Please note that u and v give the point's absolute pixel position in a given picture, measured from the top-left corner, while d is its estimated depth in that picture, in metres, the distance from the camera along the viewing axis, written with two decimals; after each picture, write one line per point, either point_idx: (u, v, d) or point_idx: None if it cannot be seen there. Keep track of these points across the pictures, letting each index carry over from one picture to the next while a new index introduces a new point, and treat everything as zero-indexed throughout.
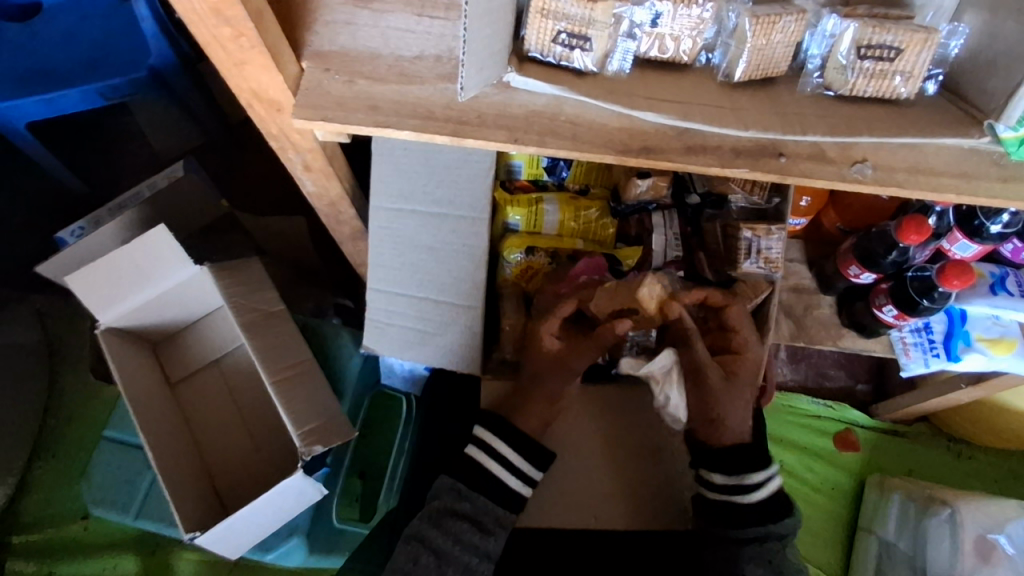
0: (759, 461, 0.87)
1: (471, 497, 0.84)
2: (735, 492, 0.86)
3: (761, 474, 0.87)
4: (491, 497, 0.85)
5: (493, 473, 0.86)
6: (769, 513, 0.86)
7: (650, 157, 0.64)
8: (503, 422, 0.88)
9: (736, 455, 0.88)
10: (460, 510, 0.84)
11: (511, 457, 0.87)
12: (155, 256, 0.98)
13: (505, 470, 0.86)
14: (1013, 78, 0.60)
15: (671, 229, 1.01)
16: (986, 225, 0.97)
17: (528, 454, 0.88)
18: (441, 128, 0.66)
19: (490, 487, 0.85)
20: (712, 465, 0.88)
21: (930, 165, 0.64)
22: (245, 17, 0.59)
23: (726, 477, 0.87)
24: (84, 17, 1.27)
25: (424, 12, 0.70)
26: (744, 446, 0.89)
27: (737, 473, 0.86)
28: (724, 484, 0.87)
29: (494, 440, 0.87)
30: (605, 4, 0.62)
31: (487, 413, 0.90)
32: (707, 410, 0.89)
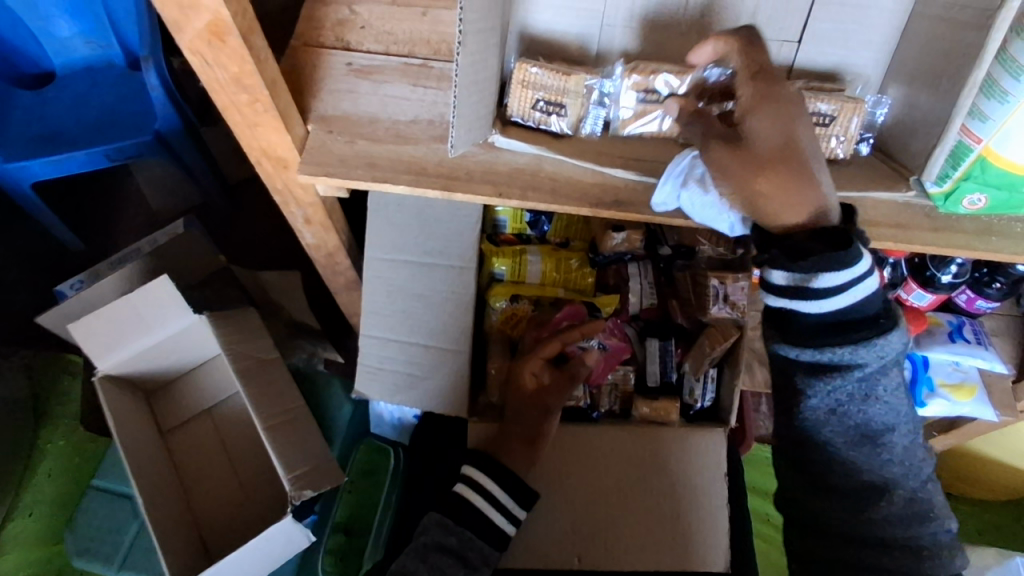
0: (827, 242, 0.61)
1: (458, 532, 0.86)
2: None
3: None
4: (477, 533, 0.87)
5: (479, 508, 0.88)
6: None
7: (621, 210, 0.71)
8: (491, 459, 0.91)
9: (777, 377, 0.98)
10: (447, 545, 0.85)
11: (497, 494, 0.89)
12: (157, 304, 1.03)
13: (491, 506, 0.89)
14: (930, 140, 0.69)
15: (646, 279, 1.10)
16: (938, 275, 1.05)
17: (511, 491, 0.90)
18: (433, 183, 0.73)
19: (477, 524, 0.87)
20: None
21: (870, 216, 0.71)
22: (262, 85, 0.67)
23: (790, 277, 0.61)
24: (98, 85, 1.38)
25: (418, 82, 0.81)
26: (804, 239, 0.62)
27: (802, 273, 0.61)
28: None
29: (482, 478, 0.89)
30: (577, 76, 0.72)
31: (477, 453, 0.93)
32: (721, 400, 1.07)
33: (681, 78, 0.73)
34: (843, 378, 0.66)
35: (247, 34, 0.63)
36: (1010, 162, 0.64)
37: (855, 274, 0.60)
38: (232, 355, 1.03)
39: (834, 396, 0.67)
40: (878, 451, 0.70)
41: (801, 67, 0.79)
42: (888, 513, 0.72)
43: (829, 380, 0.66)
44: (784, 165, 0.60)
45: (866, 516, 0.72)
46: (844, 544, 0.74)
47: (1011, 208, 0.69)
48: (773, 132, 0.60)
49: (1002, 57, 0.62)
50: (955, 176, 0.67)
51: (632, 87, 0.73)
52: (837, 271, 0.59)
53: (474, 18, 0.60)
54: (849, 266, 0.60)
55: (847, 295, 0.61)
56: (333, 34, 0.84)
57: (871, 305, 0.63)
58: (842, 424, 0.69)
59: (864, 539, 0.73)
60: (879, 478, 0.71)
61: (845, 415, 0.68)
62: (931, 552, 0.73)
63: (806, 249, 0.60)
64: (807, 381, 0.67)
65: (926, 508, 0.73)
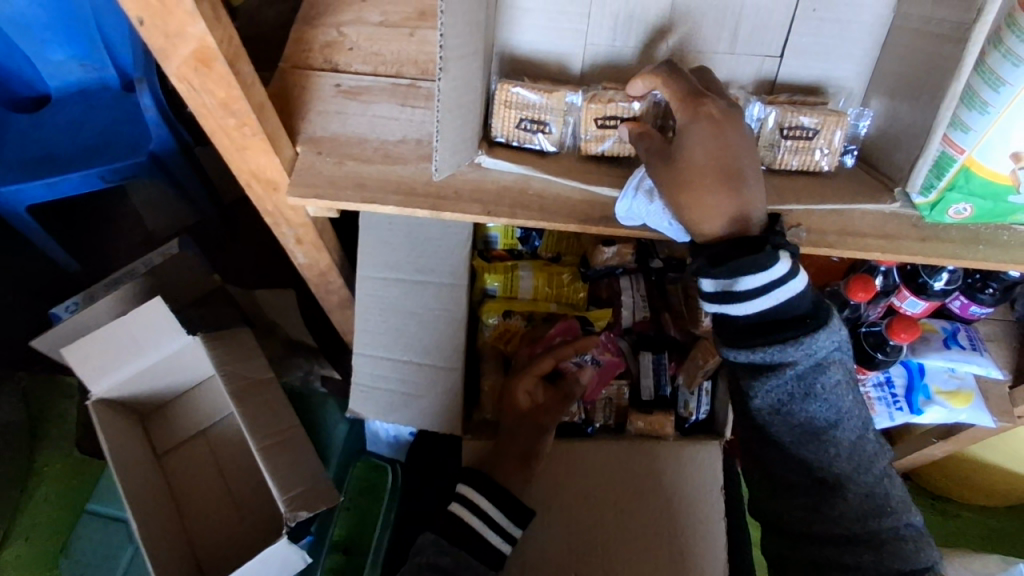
0: (749, 247, 0.64)
1: (451, 552, 0.84)
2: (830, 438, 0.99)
3: None
4: (471, 553, 0.85)
5: (473, 527, 0.87)
6: None
7: (610, 226, 0.71)
8: (484, 477, 0.91)
9: None
10: (440, 565, 0.83)
11: (491, 512, 0.89)
12: (150, 326, 1.03)
13: (486, 526, 0.88)
14: (913, 151, 0.70)
15: (638, 292, 1.10)
16: (929, 282, 1.05)
17: (505, 509, 0.90)
18: (421, 202, 0.73)
19: (471, 543, 0.86)
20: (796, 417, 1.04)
21: (857, 228, 0.71)
22: (249, 109, 0.67)
23: (716, 283, 0.66)
24: (92, 108, 1.39)
25: (406, 102, 0.81)
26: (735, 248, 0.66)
27: (724, 278, 0.65)
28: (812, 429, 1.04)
29: (476, 496, 0.89)
30: (559, 94, 0.73)
31: (471, 471, 0.92)
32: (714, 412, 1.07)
33: (636, 103, 0.72)
34: (779, 378, 0.68)
35: (233, 59, 0.63)
36: (993, 171, 0.64)
37: (773, 275, 0.63)
38: (226, 376, 1.03)
39: (775, 395, 0.70)
40: (826, 448, 0.72)
41: (784, 81, 0.79)
42: (843, 508, 0.73)
43: (767, 381, 0.69)
44: (714, 177, 0.64)
45: (822, 511, 0.74)
46: (807, 541, 0.76)
47: (997, 217, 0.70)
48: (708, 146, 0.64)
49: (980, 70, 0.62)
50: (939, 186, 0.68)
51: (592, 115, 0.73)
52: (755, 273, 0.63)
53: (456, 41, 0.60)
54: (767, 267, 0.63)
55: (770, 296, 0.64)
56: (321, 56, 0.85)
57: (798, 302, 0.66)
58: (787, 423, 0.71)
59: (824, 534, 0.75)
60: (830, 474, 0.73)
61: (789, 414, 0.71)
62: (895, 546, 0.73)
63: (729, 254, 0.65)
64: (748, 381, 0.70)
65: (883, 503, 0.74)
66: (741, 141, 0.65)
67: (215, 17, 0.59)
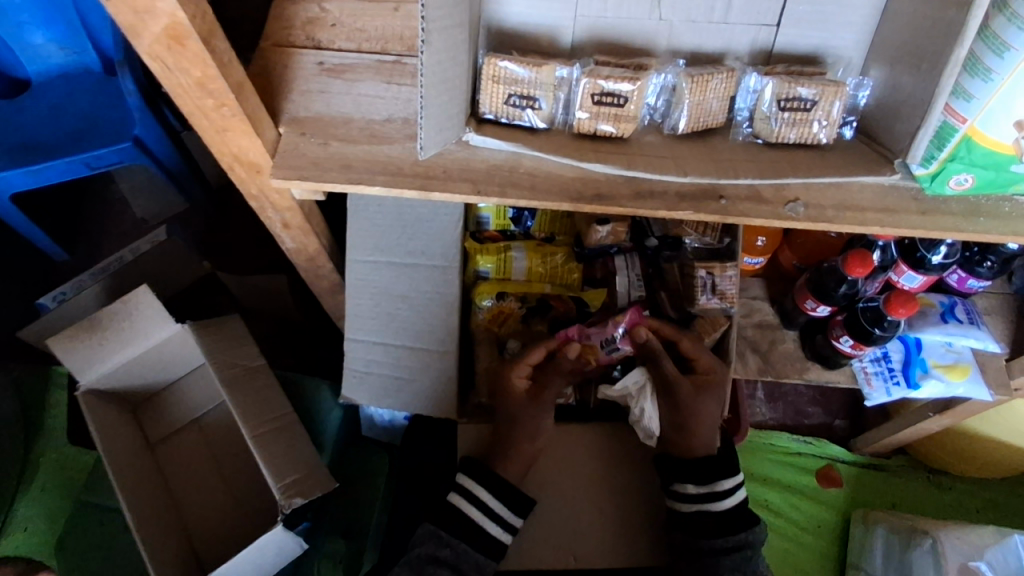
0: (728, 470, 0.97)
1: (452, 544, 0.91)
2: (710, 498, 0.95)
3: (728, 483, 0.96)
4: (471, 544, 0.91)
5: (472, 517, 0.92)
6: (736, 523, 0.94)
7: (603, 204, 0.69)
8: (487, 470, 0.95)
9: (705, 468, 0.96)
10: (442, 557, 0.90)
11: (492, 503, 0.93)
12: (138, 315, 1.02)
13: (485, 517, 0.93)
14: (913, 121, 0.67)
15: (633, 271, 1.07)
16: (928, 256, 1.04)
17: (505, 501, 0.94)
18: (409, 183, 0.71)
19: (471, 534, 0.92)
20: (685, 476, 0.95)
21: (856, 202, 0.70)
22: (227, 89, 0.65)
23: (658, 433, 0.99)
24: (72, 91, 1.34)
25: (392, 80, 0.79)
26: (717, 456, 0.98)
27: (709, 481, 0.95)
28: (696, 492, 0.94)
29: (476, 487, 0.94)
30: (549, 67, 0.70)
31: (470, 462, 0.97)
32: (682, 420, 0.97)
33: (632, 83, 0.69)
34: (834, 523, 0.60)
35: (208, 37, 0.61)
36: (995, 141, 0.63)
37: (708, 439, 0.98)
38: (216, 365, 1.01)
39: None
40: None
41: (781, 51, 0.77)
42: None
43: None
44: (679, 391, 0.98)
45: None
46: None
47: (999, 188, 0.68)
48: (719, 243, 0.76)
49: (985, 34, 0.61)
50: (940, 158, 0.66)
51: (587, 91, 0.70)
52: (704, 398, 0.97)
53: (438, 13, 0.58)
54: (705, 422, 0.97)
55: None
56: (303, 33, 0.82)
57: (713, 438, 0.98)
58: None
59: None
60: None
61: None
62: None
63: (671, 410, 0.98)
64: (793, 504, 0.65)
65: None
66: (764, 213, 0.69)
67: None
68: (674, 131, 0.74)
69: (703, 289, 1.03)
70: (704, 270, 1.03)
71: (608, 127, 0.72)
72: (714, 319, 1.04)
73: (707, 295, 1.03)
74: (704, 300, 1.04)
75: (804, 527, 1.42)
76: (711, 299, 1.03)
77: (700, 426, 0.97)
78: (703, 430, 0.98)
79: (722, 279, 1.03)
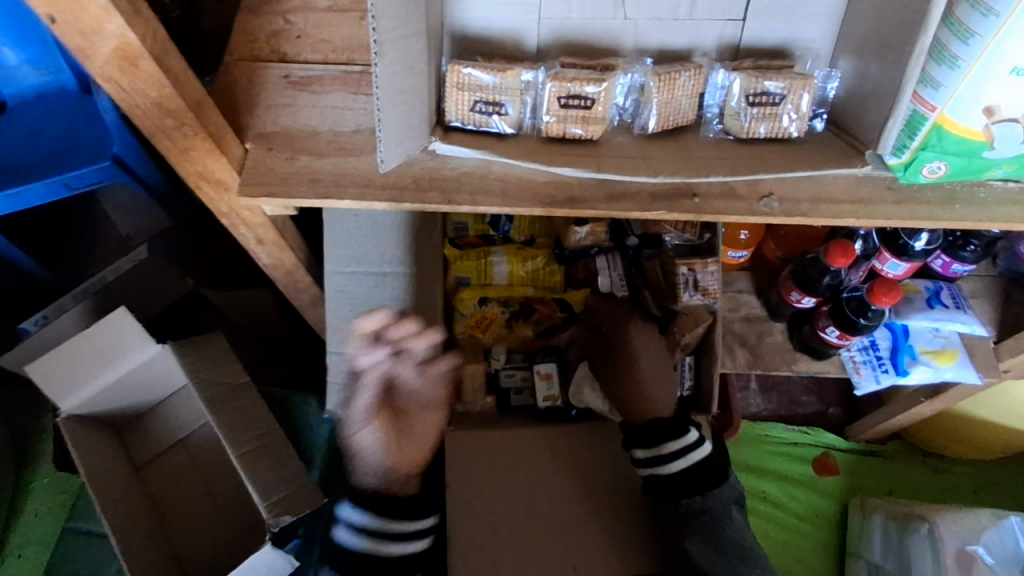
0: (675, 431, 0.91)
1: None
2: (656, 463, 0.91)
3: (677, 444, 0.91)
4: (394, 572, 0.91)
5: (358, 526, 0.92)
6: (694, 485, 0.90)
7: (575, 207, 0.68)
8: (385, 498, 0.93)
9: (652, 431, 0.92)
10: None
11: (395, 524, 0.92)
12: (118, 338, 1.00)
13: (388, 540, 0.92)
14: (884, 110, 0.67)
15: (615, 271, 1.09)
16: (910, 243, 1.04)
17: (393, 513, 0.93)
18: (378, 195, 0.69)
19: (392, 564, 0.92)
20: (634, 442, 0.93)
21: (830, 194, 0.69)
22: (186, 108, 0.64)
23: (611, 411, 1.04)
24: (49, 112, 1.20)
25: (359, 90, 0.78)
26: (662, 419, 0.93)
27: (654, 443, 0.91)
28: (644, 457, 0.92)
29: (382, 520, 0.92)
30: (513, 72, 0.69)
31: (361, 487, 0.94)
32: (626, 388, 0.99)
33: (598, 84, 0.68)
34: None
35: (161, 56, 0.60)
36: (966, 128, 0.62)
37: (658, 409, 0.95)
38: (198, 385, 1.00)
39: None
40: None
41: (748, 45, 0.76)
42: None
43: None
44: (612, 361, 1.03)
45: None
46: None
47: (973, 174, 0.68)
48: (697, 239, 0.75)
49: (949, 21, 0.60)
50: (911, 146, 0.65)
51: (553, 94, 0.69)
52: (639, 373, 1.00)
53: (391, 24, 0.57)
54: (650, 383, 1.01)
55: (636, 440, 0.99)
56: (268, 46, 0.81)
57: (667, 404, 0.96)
58: None
59: None
60: None
61: None
62: None
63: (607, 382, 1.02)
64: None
65: None
66: (738, 207, 0.68)
67: (134, 11, 0.56)
68: (645, 131, 0.73)
69: (686, 285, 1.02)
70: (686, 266, 1.02)
71: (577, 130, 0.71)
72: (698, 315, 1.05)
73: (689, 292, 1.02)
74: (686, 296, 1.03)
75: (801, 517, 1.41)
76: (696, 296, 1.03)
77: (644, 387, 0.98)
78: (654, 391, 0.98)
79: (703, 272, 1.02)
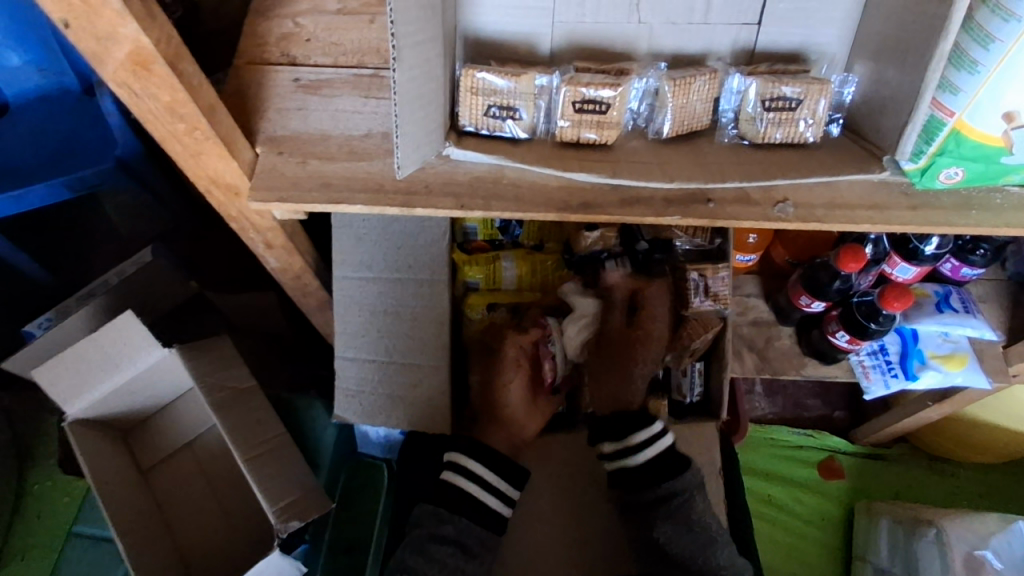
0: (642, 421, 0.95)
1: (453, 521, 0.94)
2: (624, 455, 0.94)
3: (642, 434, 0.94)
4: (473, 518, 0.94)
5: (459, 466, 0.96)
6: (659, 473, 0.94)
7: (589, 212, 0.68)
8: (479, 445, 0.97)
9: (619, 424, 0.96)
10: (443, 534, 0.93)
11: (486, 476, 0.96)
12: (123, 343, 0.99)
13: (484, 491, 0.95)
14: (900, 118, 0.66)
15: (624, 277, 1.05)
16: (920, 247, 1.03)
17: (496, 467, 0.97)
18: (391, 200, 0.69)
19: (471, 510, 0.94)
20: (602, 436, 0.97)
21: (845, 200, 0.69)
22: (198, 113, 0.63)
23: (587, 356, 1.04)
24: (52, 114, 1.19)
25: (370, 94, 0.77)
26: (629, 411, 0.97)
27: (620, 438, 0.94)
28: (612, 451, 0.95)
29: (470, 462, 0.96)
30: (527, 76, 0.69)
31: (461, 438, 0.98)
32: (612, 383, 1.01)
33: (613, 89, 0.68)
34: None
35: (175, 60, 0.59)
36: (984, 133, 0.62)
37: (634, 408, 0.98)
38: (205, 389, 0.99)
39: None
40: None
41: (762, 50, 0.76)
42: None
43: None
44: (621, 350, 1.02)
45: None
46: None
47: (990, 180, 0.67)
48: None
49: (969, 26, 0.60)
50: (929, 151, 0.65)
51: (568, 99, 0.69)
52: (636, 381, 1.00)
53: (409, 29, 0.57)
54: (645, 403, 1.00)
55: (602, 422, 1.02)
56: (278, 49, 0.81)
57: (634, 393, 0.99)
58: None
59: None
60: None
61: None
62: None
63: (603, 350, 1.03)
64: None
65: None
66: (751, 213, 0.68)
67: (148, 16, 0.55)
68: (659, 136, 0.73)
69: (694, 291, 1.04)
70: (694, 272, 1.03)
71: (590, 135, 0.70)
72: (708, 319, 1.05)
73: (699, 298, 1.04)
74: (693, 300, 1.04)
75: (807, 520, 1.41)
76: (705, 302, 1.04)
77: (621, 392, 0.99)
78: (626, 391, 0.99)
79: (714, 280, 1.03)
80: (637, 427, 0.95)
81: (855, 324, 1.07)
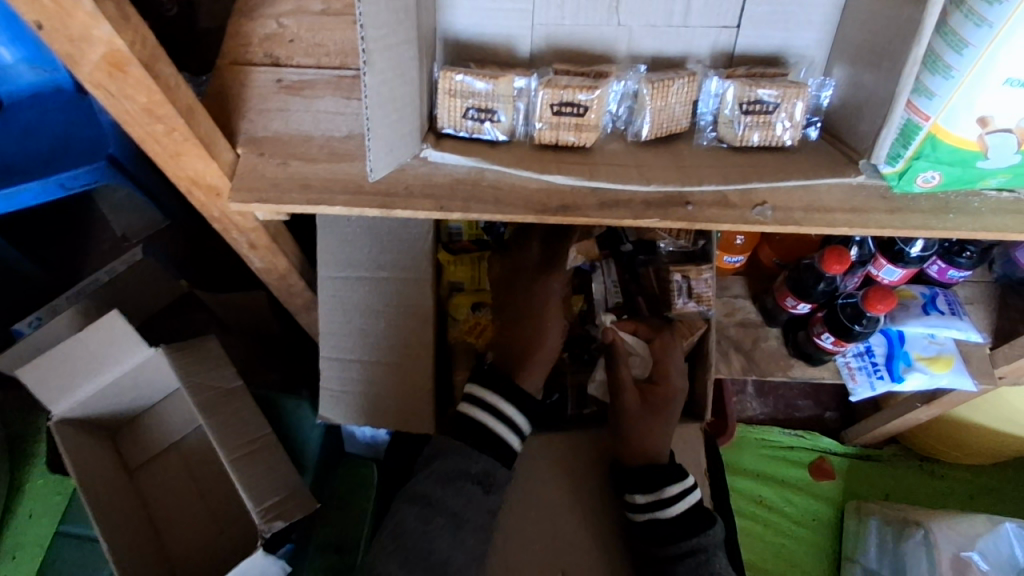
0: (676, 475, 0.95)
1: (478, 459, 0.96)
2: (657, 507, 0.94)
3: (675, 487, 0.94)
4: (495, 455, 0.97)
5: (494, 406, 0.96)
6: (691, 528, 0.93)
7: (568, 214, 0.68)
8: (511, 387, 0.97)
9: (651, 475, 0.95)
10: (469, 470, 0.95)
11: (514, 418, 0.97)
12: (110, 342, 0.99)
13: (510, 432, 0.96)
14: (876, 121, 0.66)
15: (610, 278, 1.09)
16: (906, 250, 1.03)
17: (524, 410, 0.98)
18: (370, 201, 0.69)
19: (495, 449, 0.96)
20: (633, 487, 0.96)
21: (823, 204, 0.69)
22: (176, 114, 0.63)
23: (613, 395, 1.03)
24: (43, 111, 1.18)
25: (351, 95, 0.77)
26: (658, 464, 0.97)
27: (655, 488, 0.94)
28: (644, 501, 0.94)
29: (503, 404, 0.96)
30: (506, 78, 0.69)
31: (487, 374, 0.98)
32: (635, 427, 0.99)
33: (591, 91, 0.68)
34: None
35: (151, 63, 0.59)
36: (960, 138, 0.62)
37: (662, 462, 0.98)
38: (190, 389, 0.99)
39: None
40: None
41: (742, 53, 0.76)
42: None
43: None
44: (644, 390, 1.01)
45: None
46: None
47: (967, 184, 0.67)
48: None
49: (942, 30, 0.61)
50: (906, 155, 0.65)
51: (546, 101, 0.69)
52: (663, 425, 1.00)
53: (380, 33, 0.57)
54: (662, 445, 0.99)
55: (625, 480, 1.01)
56: (261, 49, 0.81)
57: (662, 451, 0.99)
58: None
59: None
60: None
61: None
62: None
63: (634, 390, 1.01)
64: None
65: None
66: (731, 215, 0.68)
67: (122, 17, 0.55)
68: (639, 137, 0.73)
69: (678, 290, 1.03)
70: (678, 273, 1.03)
71: (569, 137, 0.71)
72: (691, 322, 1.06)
73: (683, 296, 1.03)
74: (677, 301, 1.04)
75: (797, 521, 1.41)
76: (689, 301, 1.03)
77: (652, 442, 0.98)
78: (655, 439, 0.98)
79: (697, 280, 1.03)
80: (671, 481, 0.95)
81: (839, 325, 1.07)
